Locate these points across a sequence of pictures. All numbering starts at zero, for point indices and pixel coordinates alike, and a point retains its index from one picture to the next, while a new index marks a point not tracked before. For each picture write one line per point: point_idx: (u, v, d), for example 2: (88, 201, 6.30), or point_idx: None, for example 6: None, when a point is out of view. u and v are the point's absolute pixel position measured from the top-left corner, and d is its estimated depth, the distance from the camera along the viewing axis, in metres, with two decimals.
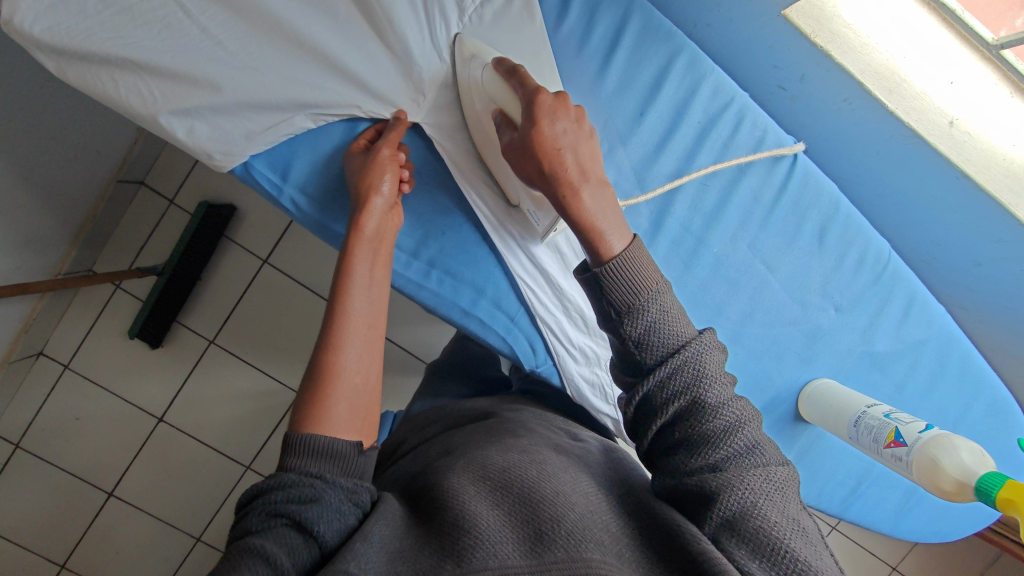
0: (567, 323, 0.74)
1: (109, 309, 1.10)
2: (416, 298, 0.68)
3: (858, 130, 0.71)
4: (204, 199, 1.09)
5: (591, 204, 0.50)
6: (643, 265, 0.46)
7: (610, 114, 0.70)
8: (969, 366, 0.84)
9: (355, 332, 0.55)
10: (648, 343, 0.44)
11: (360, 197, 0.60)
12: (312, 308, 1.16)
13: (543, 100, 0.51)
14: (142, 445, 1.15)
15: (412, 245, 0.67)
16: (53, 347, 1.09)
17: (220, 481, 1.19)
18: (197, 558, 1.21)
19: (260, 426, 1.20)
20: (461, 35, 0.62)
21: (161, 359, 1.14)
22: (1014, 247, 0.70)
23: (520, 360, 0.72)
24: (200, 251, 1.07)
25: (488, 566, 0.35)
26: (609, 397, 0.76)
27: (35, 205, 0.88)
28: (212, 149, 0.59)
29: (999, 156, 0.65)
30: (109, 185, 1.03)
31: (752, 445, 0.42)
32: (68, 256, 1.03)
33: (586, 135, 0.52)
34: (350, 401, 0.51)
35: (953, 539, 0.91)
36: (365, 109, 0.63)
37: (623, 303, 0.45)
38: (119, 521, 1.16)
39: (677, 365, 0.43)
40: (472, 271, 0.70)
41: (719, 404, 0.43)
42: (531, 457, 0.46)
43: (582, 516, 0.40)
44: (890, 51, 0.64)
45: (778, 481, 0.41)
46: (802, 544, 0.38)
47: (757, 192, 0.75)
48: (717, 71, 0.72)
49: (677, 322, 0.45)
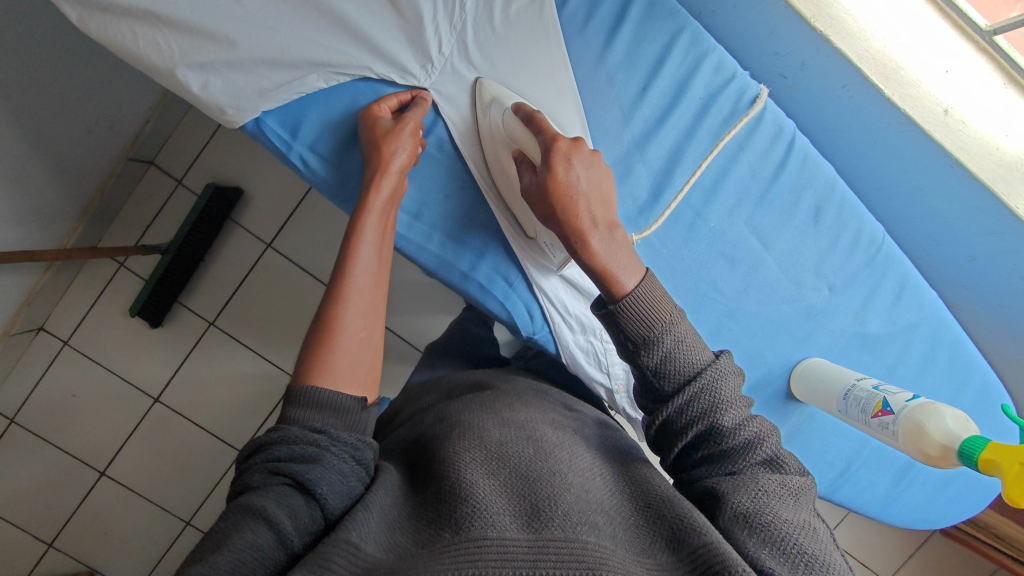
0: (563, 289, 0.74)
1: (111, 286, 1.11)
2: (416, 260, 0.69)
3: (854, 118, 0.74)
4: (211, 180, 1.11)
5: (599, 247, 0.53)
6: (655, 293, 0.49)
7: (616, 89, 0.71)
8: (960, 353, 0.85)
9: (360, 289, 0.56)
10: (666, 372, 0.46)
11: (375, 159, 0.60)
12: (313, 293, 1.17)
13: (560, 146, 0.54)
14: (137, 425, 1.16)
15: (415, 207, 0.68)
16: (53, 323, 1.10)
17: (212, 464, 1.20)
18: (185, 542, 1.21)
19: (256, 410, 1.21)
20: (480, 80, 0.66)
21: (160, 338, 1.14)
22: (1006, 239, 0.72)
23: (518, 326, 0.73)
24: (207, 232, 1.09)
25: (488, 535, 0.36)
26: (603, 364, 0.76)
27: (46, 175, 0.90)
28: (224, 104, 0.59)
29: (992, 145, 0.67)
30: (119, 163, 1.05)
31: (771, 459, 0.44)
32: (75, 231, 1.04)
33: (598, 180, 0.56)
34: (353, 354, 0.53)
35: (939, 527, 0.91)
36: (377, 72, 0.63)
37: (639, 335, 0.47)
38: (109, 501, 1.17)
39: (695, 392, 0.45)
40: (473, 237, 0.70)
41: (737, 427, 0.45)
42: (527, 434, 0.48)
43: (578, 498, 0.41)
44: (886, 38, 0.66)
45: (793, 488, 0.43)
46: (814, 541, 0.40)
47: (755, 169, 0.76)
48: (719, 48, 0.73)
49: (692, 349, 0.47)
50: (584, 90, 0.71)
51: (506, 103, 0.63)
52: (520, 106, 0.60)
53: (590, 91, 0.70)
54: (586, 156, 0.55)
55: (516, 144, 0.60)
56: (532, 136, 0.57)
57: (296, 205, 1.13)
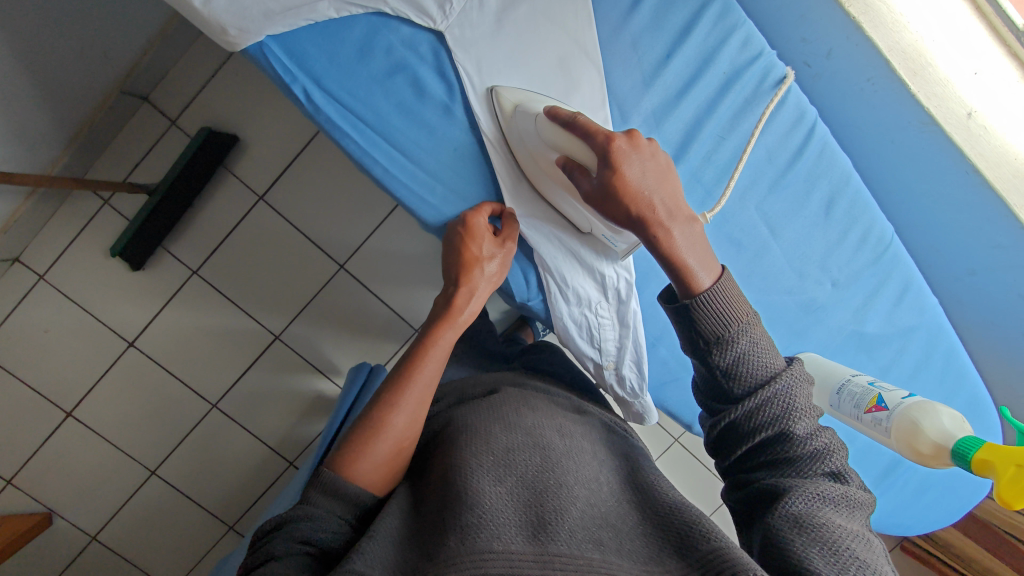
0: (564, 259, 0.70)
1: (94, 223, 1.06)
2: (415, 212, 0.66)
3: (874, 115, 0.74)
4: (207, 126, 1.06)
5: (680, 240, 0.55)
6: (731, 293, 0.51)
7: (638, 53, 0.68)
8: (953, 363, 0.85)
9: (411, 396, 0.59)
10: (737, 373, 0.48)
11: (464, 266, 0.64)
12: (303, 251, 1.14)
13: (618, 145, 0.53)
14: (109, 368, 1.12)
15: (421, 156, 0.64)
16: (28, 255, 1.05)
17: (184, 415, 1.17)
18: (150, 491, 1.19)
19: (233, 365, 1.18)
20: (496, 88, 0.62)
21: (140, 282, 1.10)
22: (1011, 253, 0.73)
23: (513, 292, 0.72)
24: (198, 176, 1.04)
25: (494, 548, 0.42)
26: (596, 341, 0.74)
27: (32, 94, 0.85)
28: (226, 23, 0.53)
29: (1011, 153, 0.66)
30: (112, 95, 0.99)
31: (836, 472, 0.46)
32: (60, 160, 0.98)
33: (660, 168, 0.56)
34: (391, 454, 0.56)
35: (912, 534, 0.93)
36: (392, 7, 0.58)
37: (713, 333, 0.50)
38: (74, 443, 1.13)
39: (768, 397, 0.47)
40: (476, 191, 0.67)
41: (806, 436, 0.46)
42: (534, 441, 0.53)
43: (583, 515, 0.46)
44: (920, 31, 0.64)
45: (852, 502, 0.44)
46: (866, 551, 0.40)
47: (772, 153, 0.75)
48: (748, 23, 0.71)
49: (768, 355, 0.49)
50: (607, 52, 0.68)
51: (533, 106, 0.59)
52: (555, 108, 0.55)
53: (613, 52, 0.68)
54: (645, 148, 0.55)
55: (560, 151, 0.56)
56: (578, 143, 0.54)
57: (292, 158, 1.10)
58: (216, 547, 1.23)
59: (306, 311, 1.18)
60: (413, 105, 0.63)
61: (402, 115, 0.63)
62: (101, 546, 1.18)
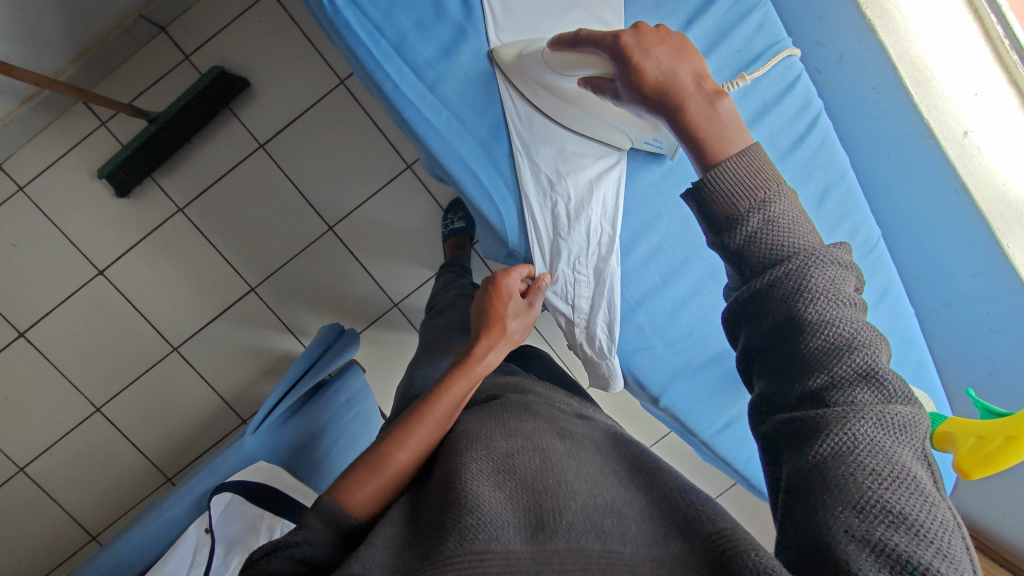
0: (555, 202, 0.71)
1: (87, 143, 1.04)
2: (419, 136, 0.65)
3: (875, 124, 0.76)
4: (219, 64, 1.04)
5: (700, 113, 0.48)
6: (760, 162, 0.43)
7: (661, 15, 0.71)
8: (921, 375, 0.85)
9: (419, 431, 0.55)
10: (753, 246, 0.41)
11: (487, 322, 0.64)
12: (296, 205, 1.12)
13: (627, 40, 0.49)
14: (72, 294, 1.09)
15: (432, 78, 0.65)
16: (13, 164, 1.02)
17: (141, 355, 1.13)
18: (90, 429, 1.13)
19: (202, 311, 1.14)
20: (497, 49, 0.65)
21: (122, 210, 1.08)
22: (988, 282, 0.75)
23: (506, 235, 0.71)
24: (201, 111, 1.03)
25: (490, 548, 0.40)
26: (569, 295, 0.74)
27: None
28: None
29: (999, 180, 0.68)
30: (130, 18, 0.98)
31: (868, 369, 0.36)
32: (64, 73, 0.97)
33: (679, 48, 0.50)
34: (390, 495, 0.52)
35: None
36: None
37: (727, 208, 0.42)
38: (21, 364, 1.09)
39: (779, 274, 0.39)
40: (480, 121, 0.67)
41: (827, 321, 0.38)
42: (534, 445, 0.51)
43: (582, 508, 0.44)
44: (926, 46, 0.67)
45: (892, 423, 0.35)
46: (910, 497, 0.32)
47: (775, 136, 0.76)
48: (766, 6, 0.73)
49: (792, 220, 0.41)
50: (630, 13, 0.70)
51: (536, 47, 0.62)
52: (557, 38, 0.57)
53: (637, 15, 0.70)
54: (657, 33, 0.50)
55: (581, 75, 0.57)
56: (589, 53, 0.54)
57: (302, 112, 1.09)
58: (146, 498, 1.17)
59: (288, 268, 1.15)
60: (431, 23, 0.64)
61: (419, 33, 0.64)
62: (27, 478, 1.12)
